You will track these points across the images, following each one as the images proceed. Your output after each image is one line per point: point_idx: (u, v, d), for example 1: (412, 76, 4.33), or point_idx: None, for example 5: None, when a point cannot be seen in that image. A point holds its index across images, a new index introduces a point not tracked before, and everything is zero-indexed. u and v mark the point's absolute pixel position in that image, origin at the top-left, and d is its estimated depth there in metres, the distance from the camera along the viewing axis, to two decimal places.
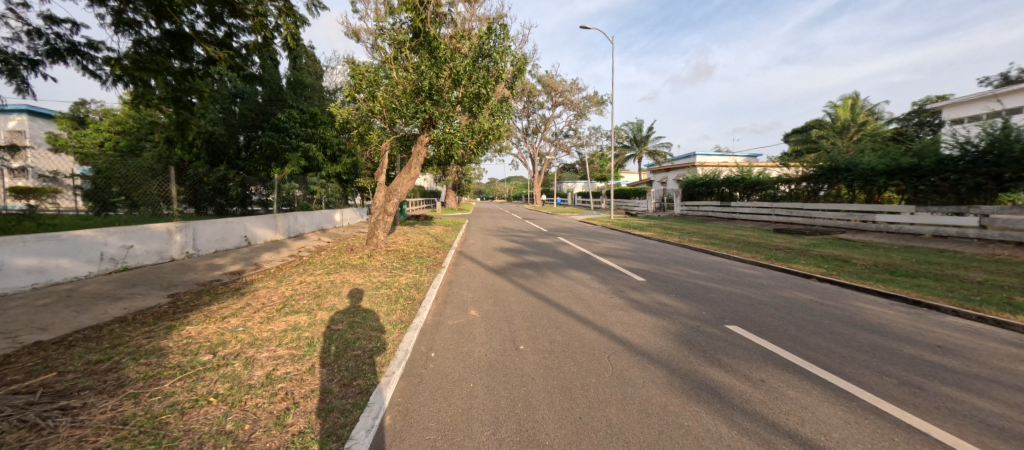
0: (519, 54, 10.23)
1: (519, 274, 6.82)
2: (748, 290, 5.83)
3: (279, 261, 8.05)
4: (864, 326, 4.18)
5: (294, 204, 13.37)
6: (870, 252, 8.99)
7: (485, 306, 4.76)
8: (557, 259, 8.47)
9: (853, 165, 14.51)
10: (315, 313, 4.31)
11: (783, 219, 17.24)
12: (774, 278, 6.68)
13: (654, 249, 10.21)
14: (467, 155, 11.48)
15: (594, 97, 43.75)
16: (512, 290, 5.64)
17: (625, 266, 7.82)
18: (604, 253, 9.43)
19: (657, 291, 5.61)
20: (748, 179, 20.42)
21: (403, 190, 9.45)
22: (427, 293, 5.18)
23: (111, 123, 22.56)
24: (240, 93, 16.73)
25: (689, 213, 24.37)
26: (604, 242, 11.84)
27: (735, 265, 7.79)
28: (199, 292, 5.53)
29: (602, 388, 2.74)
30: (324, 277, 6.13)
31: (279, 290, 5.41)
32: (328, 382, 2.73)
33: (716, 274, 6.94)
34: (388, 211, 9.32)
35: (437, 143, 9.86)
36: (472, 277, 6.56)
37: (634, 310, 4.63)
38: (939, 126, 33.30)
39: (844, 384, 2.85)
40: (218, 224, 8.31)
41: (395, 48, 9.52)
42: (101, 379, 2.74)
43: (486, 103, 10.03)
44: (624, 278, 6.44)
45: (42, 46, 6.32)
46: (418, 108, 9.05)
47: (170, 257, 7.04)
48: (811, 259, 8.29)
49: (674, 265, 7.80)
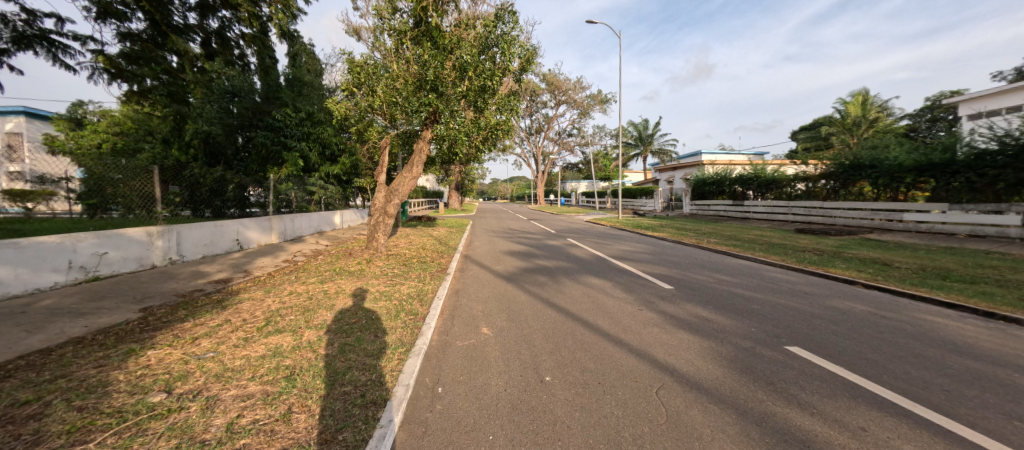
0: (527, 45, 9.62)
1: (532, 281, 6.20)
2: (793, 300, 5.17)
3: (271, 267, 7.43)
4: (950, 348, 3.54)
5: (291, 205, 12.77)
6: (911, 255, 8.27)
7: (498, 323, 4.13)
8: (571, 263, 7.82)
9: (878, 162, 13.78)
10: (301, 333, 3.69)
11: (801, 218, 16.51)
12: (817, 285, 6.00)
13: (674, 252, 9.52)
14: (473, 153, 10.85)
15: (599, 96, 43.08)
16: (527, 301, 5.01)
17: (646, 270, 7.19)
18: (620, 257, 8.79)
19: (691, 302, 4.97)
20: (761, 177, 19.69)
21: (405, 190, 8.83)
22: (431, 307, 4.56)
23: (108, 123, 22.10)
24: (237, 91, 16.18)
25: (700, 213, 23.64)
26: (618, 244, 11.19)
27: (767, 270, 7.13)
28: (177, 305, 4.93)
29: (661, 443, 2.10)
30: (317, 287, 5.52)
31: (265, 303, 4.79)
32: (306, 436, 2.11)
33: (750, 281, 6.27)
34: (389, 213, 8.72)
35: (441, 140, 9.25)
36: (481, 285, 5.94)
37: (672, 328, 3.98)
38: (954, 122, 32.37)
39: (973, 435, 2.20)
40: (206, 227, 7.73)
41: (396, 39, 8.94)
42: (15, 432, 2.12)
43: (493, 97, 9.41)
44: (650, 286, 5.78)
45: (8, 33, 5.69)
46: (422, 102, 8.42)
47: (150, 264, 6.45)
48: (849, 263, 7.60)
49: (700, 270, 7.14)
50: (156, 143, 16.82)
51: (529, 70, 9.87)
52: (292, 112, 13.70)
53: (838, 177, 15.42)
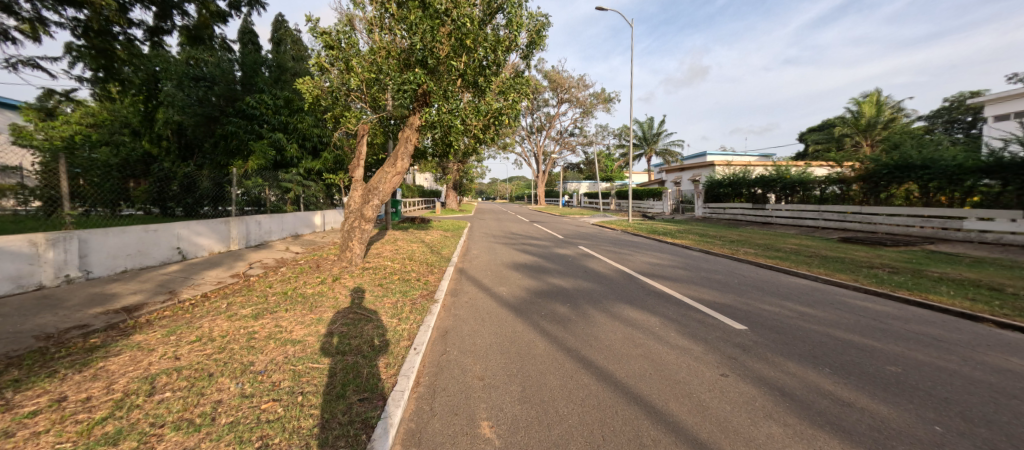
0: (538, 15, 7.98)
1: (548, 314, 4.53)
2: (935, 354, 3.53)
3: (209, 286, 5.76)
4: None
5: (263, 205, 11.06)
6: (1011, 275, 6.66)
7: (508, 410, 2.48)
8: (591, 283, 6.22)
9: (931, 162, 12.17)
10: (152, 444, 2.03)
11: (834, 224, 14.96)
12: (939, 325, 4.38)
13: (712, 267, 7.83)
14: (470, 147, 9.17)
15: (602, 94, 41.41)
16: (548, 353, 3.37)
17: (692, 295, 5.58)
18: (649, 273, 7.19)
19: (793, 360, 3.32)
20: (786, 178, 18.05)
21: (387, 187, 7.16)
22: (401, 371, 2.90)
23: (82, 115, 20.56)
24: (210, 78, 14.48)
25: (715, 217, 21.97)
26: (640, 254, 9.52)
27: (851, 299, 5.45)
28: (22, 357, 3.28)
29: None
30: (245, 325, 3.85)
31: (148, 359, 3.12)
32: None
33: (842, 316, 4.64)
34: (366, 216, 7.07)
35: (432, 128, 7.57)
36: (479, 320, 4.29)
37: (803, 425, 2.33)
38: (974, 122, 30.73)
39: None
40: (130, 232, 6.11)
41: (377, 4, 7.30)
42: None
43: (495, 77, 7.77)
44: (716, 327, 4.10)
45: None
46: (407, 77, 6.72)
47: (35, 286, 4.82)
48: (946, 287, 5.97)
49: (765, 297, 5.47)
50: (124, 134, 15.21)
51: (540, 47, 8.23)
52: (268, 98, 12.39)
53: (879, 178, 13.80)
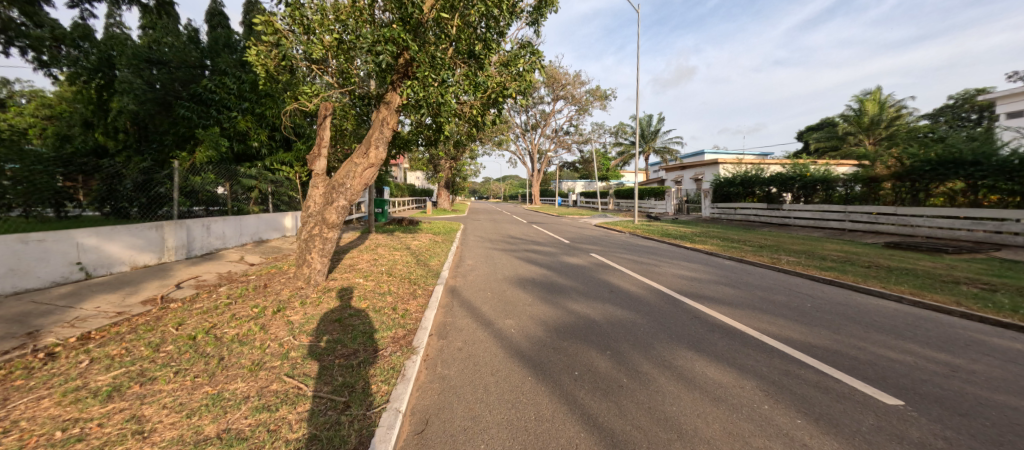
0: None
1: (586, 374, 2.98)
2: None
3: (101, 320, 4.11)
4: None
5: (221, 203, 9.31)
6: None
7: None
8: (626, 310, 4.69)
9: (985, 157, 10.78)
10: None
11: (864, 226, 13.61)
12: None
13: (763, 283, 6.36)
14: (462, 134, 7.54)
15: (598, 91, 40.02)
16: None
17: (771, 330, 4.05)
18: (692, 292, 5.69)
19: None
20: (805, 176, 16.71)
21: (357, 183, 5.52)
22: None
23: (36, 106, 18.54)
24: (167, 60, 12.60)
25: (725, 217, 20.61)
26: (667, 265, 7.99)
27: (986, 337, 3.98)
28: None
29: None
30: (70, 420, 2.19)
31: None
32: None
33: (1012, 372, 3.16)
34: (330, 220, 5.44)
35: (415, 107, 5.95)
36: (481, 394, 2.67)
37: None
38: (978, 120, 29.86)
39: None
40: None
41: None
42: None
43: (494, 43, 6.14)
44: (860, 405, 2.56)
45: None
46: (381, 35, 5.07)
47: None
48: None
49: (871, 335, 3.95)
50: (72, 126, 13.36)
51: (550, 9, 6.65)
52: (230, 82, 10.63)
53: (918, 175, 12.44)
